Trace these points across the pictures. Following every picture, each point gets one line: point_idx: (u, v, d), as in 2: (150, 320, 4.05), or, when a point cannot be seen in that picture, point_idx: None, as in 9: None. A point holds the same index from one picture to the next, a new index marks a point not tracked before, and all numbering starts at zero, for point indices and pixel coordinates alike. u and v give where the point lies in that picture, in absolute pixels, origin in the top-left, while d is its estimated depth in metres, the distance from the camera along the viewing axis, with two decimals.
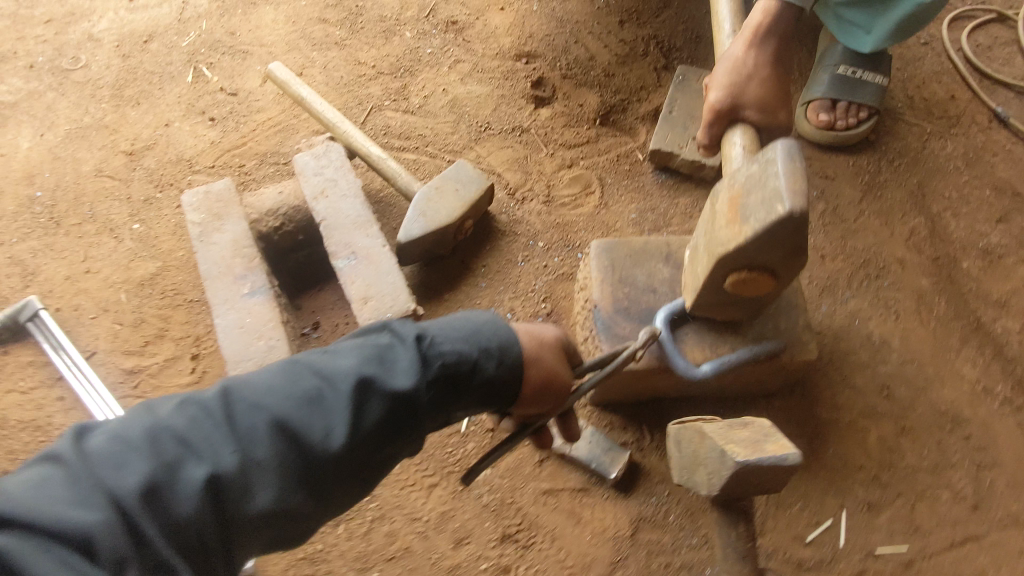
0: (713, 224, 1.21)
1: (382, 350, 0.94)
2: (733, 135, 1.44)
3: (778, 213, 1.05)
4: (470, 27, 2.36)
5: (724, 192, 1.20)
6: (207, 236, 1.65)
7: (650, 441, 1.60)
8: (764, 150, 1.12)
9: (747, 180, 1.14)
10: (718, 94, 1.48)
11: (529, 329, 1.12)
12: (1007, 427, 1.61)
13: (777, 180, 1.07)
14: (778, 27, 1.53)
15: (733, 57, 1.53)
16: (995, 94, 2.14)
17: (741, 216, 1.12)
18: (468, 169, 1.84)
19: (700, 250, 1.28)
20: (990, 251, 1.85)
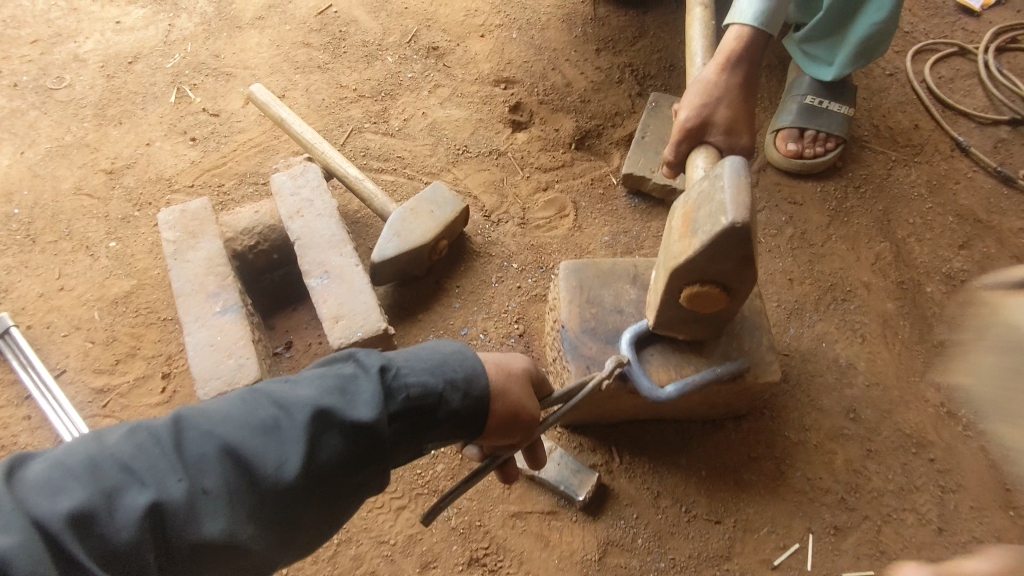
0: (669, 239, 1.24)
1: (345, 379, 0.92)
2: (698, 156, 1.46)
3: (722, 224, 1.07)
4: (450, 53, 2.41)
5: (680, 208, 1.24)
6: (181, 254, 1.66)
7: (619, 462, 1.61)
8: (715, 167, 1.16)
9: (699, 196, 1.17)
10: (687, 114, 1.51)
11: (497, 360, 1.12)
12: (970, 450, 1.64)
13: (723, 193, 1.10)
14: (751, 56, 1.58)
15: (705, 79, 1.56)
16: (957, 124, 2.20)
17: (692, 228, 1.16)
18: (444, 190, 1.87)
19: (660, 267, 1.31)
20: (953, 276, 1.89)
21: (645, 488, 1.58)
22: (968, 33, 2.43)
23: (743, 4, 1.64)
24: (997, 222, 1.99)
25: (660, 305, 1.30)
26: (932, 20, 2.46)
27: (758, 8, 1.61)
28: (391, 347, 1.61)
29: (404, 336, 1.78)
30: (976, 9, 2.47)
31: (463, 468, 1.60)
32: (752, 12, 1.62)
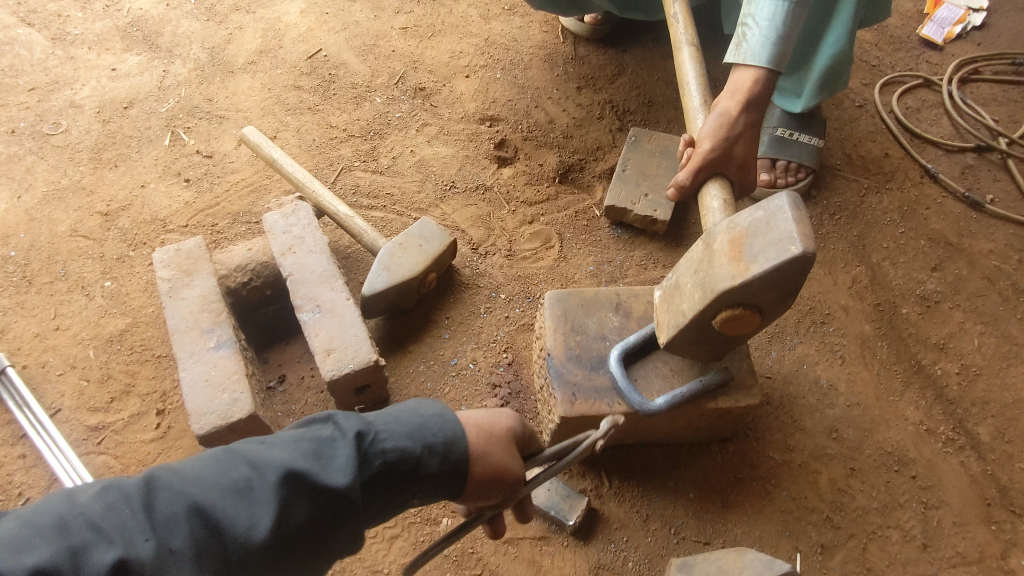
0: (708, 265, 1.28)
1: (321, 444, 0.94)
2: (712, 194, 1.57)
3: (791, 254, 1.15)
4: (437, 93, 2.50)
5: (720, 233, 1.28)
6: (176, 292, 1.70)
7: (608, 486, 1.63)
8: (768, 199, 1.22)
9: (751, 223, 1.23)
10: (710, 146, 1.57)
11: (480, 421, 1.08)
12: (951, 466, 1.68)
13: (788, 225, 1.17)
14: (764, 96, 1.65)
15: (726, 112, 1.60)
16: (926, 152, 2.30)
17: (745, 255, 1.21)
18: (431, 226, 1.92)
19: (690, 288, 1.33)
20: (927, 297, 1.96)
21: (634, 511, 1.60)
22: (932, 65, 2.55)
23: (751, 42, 1.66)
24: (967, 244, 2.07)
25: (687, 324, 1.33)
26: (897, 54, 2.58)
27: (763, 48, 1.64)
28: (383, 377, 1.65)
29: (394, 368, 1.82)
30: (938, 42, 2.59)
31: None
32: (764, 54, 1.63)
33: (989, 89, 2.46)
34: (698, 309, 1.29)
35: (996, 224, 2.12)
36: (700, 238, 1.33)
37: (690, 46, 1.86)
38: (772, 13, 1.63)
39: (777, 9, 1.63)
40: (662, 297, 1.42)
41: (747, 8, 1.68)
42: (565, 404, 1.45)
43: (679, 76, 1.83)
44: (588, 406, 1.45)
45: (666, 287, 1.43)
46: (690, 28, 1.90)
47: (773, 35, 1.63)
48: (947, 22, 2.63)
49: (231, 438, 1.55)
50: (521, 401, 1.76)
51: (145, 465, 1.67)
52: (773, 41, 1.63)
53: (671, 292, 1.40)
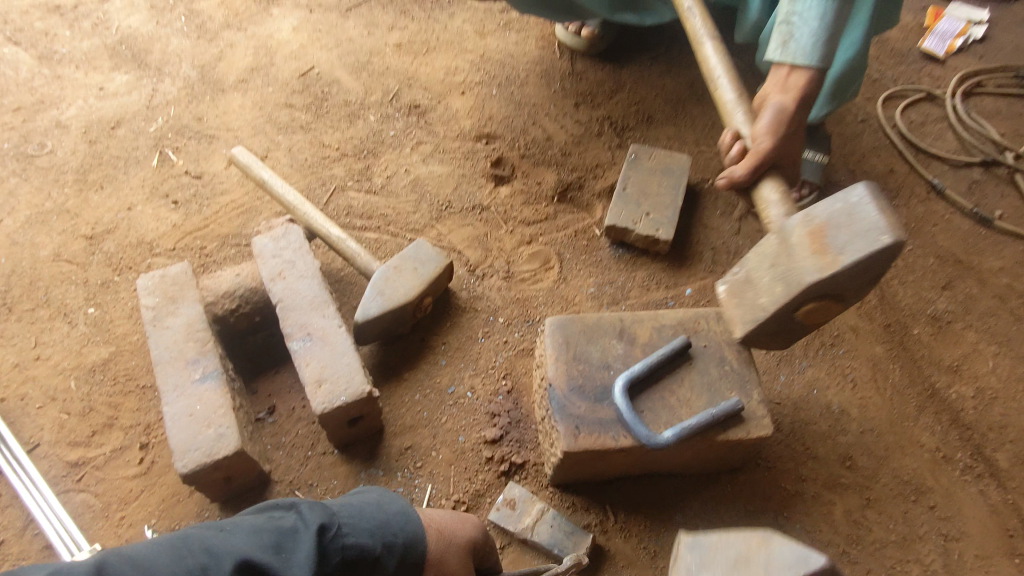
0: (786, 259, 1.22)
1: (283, 535, 0.88)
2: (769, 190, 1.49)
3: (882, 244, 1.11)
4: (431, 111, 2.45)
5: (796, 226, 1.22)
6: (160, 321, 1.63)
7: (614, 521, 1.56)
8: (845, 189, 1.17)
9: (830, 215, 1.17)
10: (769, 140, 1.51)
11: (439, 527, 1.12)
12: (970, 496, 1.61)
13: (872, 215, 1.13)
14: (814, 94, 1.62)
15: (784, 109, 1.55)
16: (931, 166, 2.25)
17: (831, 247, 1.16)
18: (427, 247, 1.86)
19: (764, 283, 1.27)
20: (939, 317, 1.90)
21: (641, 547, 1.53)
22: (934, 79, 2.51)
23: (800, 40, 1.59)
24: (978, 262, 2.01)
25: (767, 319, 1.27)
26: (899, 67, 2.54)
27: (813, 45, 1.58)
28: (377, 409, 1.58)
29: (389, 397, 1.74)
30: (940, 56, 2.55)
31: None
32: (812, 51, 1.57)
33: (993, 102, 2.42)
34: (780, 303, 1.24)
35: (1006, 240, 2.06)
36: (772, 233, 1.27)
37: (712, 41, 1.77)
38: (820, 11, 1.58)
39: (825, 5, 1.57)
40: (728, 293, 1.35)
41: (788, 10, 1.61)
42: (568, 438, 1.38)
43: (705, 69, 1.73)
44: (592, 440, 1.38)
45: (732, 282, 1.35)
46: (709, 21, 1.81)
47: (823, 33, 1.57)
48: (948, 35, 2.60)
49: (217, 475, 1.47)
50: (521, 430, 1.69)
51: (127, 503, 1.60)
52: (824, 37, 1.57)
53: (741, 288, 1.32)
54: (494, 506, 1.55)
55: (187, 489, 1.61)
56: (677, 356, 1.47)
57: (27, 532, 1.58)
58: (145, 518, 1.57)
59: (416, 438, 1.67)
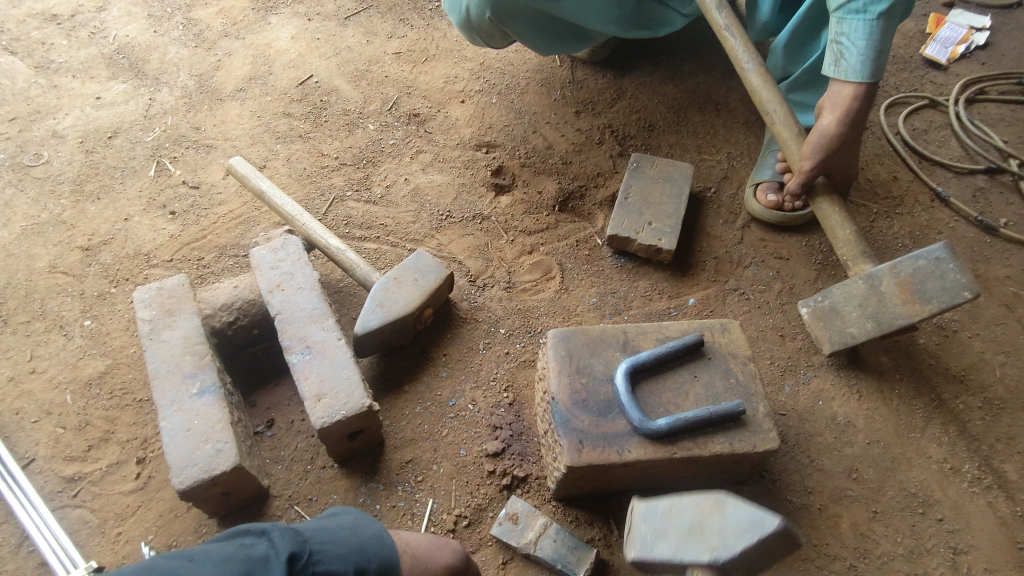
0: (878, 303, 1.60)
1: (253, 564, 0.90)
2: (823, 200, 1.77)
3: (962, 300, 1.53)
4: (431, 119, 2.43)
5: (885, 276, 1.60)
6: (157, 334, 1.61)
7: (618, 535, 1.53)
8: (929, 248, 1.56)
9: (917, 271, 1.57)
10: (810, 165, 1.71)
11: (416, 551, 1.18)
12: (979, 508, 1.58)
13: (954, 276, 1.54)
14: (865, 107, 1.68)
15: (827, 131, 1.67)
16: (935, 174, 2.23)
17: (919, 298, 1.56)
18: (427, 259, 1.84)
19: (853, 314, 1.64)
20: (945, 326, 1.88)
21: None
22: (937, 85, 2.50)
23: (850, 59, 1.64)
24: (983, 270, 2.00)
25: (854, 343, 1.64)
26: (901, 74, 2.54)
27: (864, 63, 1.64)
28: (377, 423, 1.56)
29: (389, 409, 1.72)
30: (942, 62, 2.55)
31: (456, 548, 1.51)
32: (862, 69, 1.64)
33: (997, 110, 2.41)
34: (869, 335, 1.62)
35: (1012, 248, 2.04)
36: (860, 277, 1.63)
37: (757, 68, 1.89)
38: (866, 31, 1.62)
39: (870, 25, 1.61)
40: (817, 318, 1.67)
41: (834, 31, 1.67)
42: (570, 453, 1.35)
43: (759, 104, 1.87)
44: (596, 455, 1.35)
45: (816, 308, 1.69)
46: (751, 47, 1.91)
47: (871, 51, 1.62)
48: (950, 41, 2.60)
49: (215, 490, 1.44)
50: (523, 443, 1.66)
51: (123, 519, 1.57)
52: (873, 55, 1.62)
53: (829, 314, 1.67)
54: (496, 520, 1.52)
55: (185, 505, 1.58)
56: (688, 352, 1.49)
57: (21, 550, 1.55)
58: (142, 535, 1.54)
59: (417, 451, 1.65)
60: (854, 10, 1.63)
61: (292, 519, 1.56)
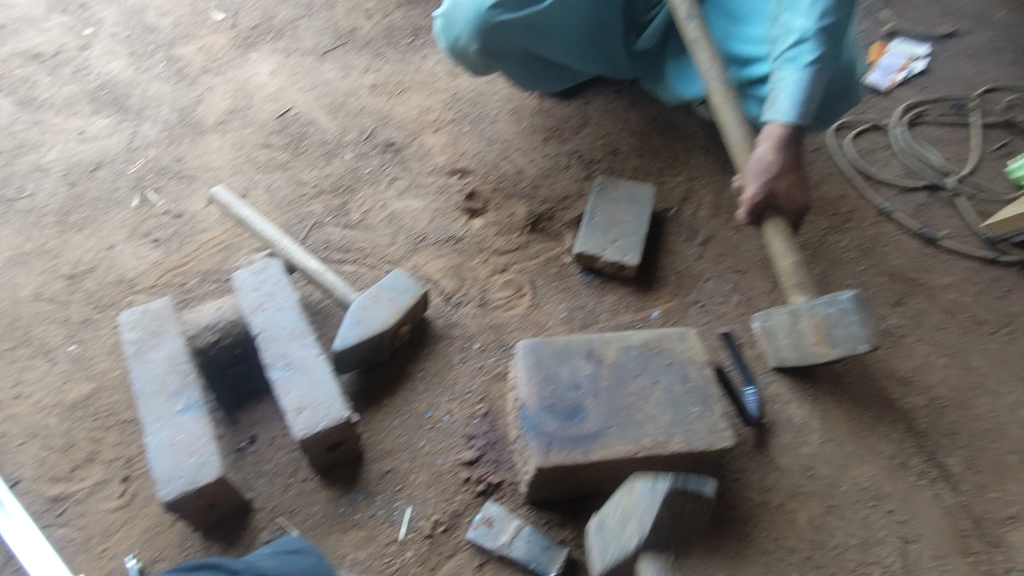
0: (798, 337, 1.74)
1: None
2: (771, 226, 1.85)
3: (862, 349, 1.63)
4: (406, 148, 2.55)
5: (802, 315, 1.72)
6: (143, 355, 1.67)
7: (588, 535, 1.61)
8: (837, 296, 1.64)
9: (827, 317, 1.67)
10: (755, 189, 1.81)
11: None
12: (926, 499, 1.69)
13: (857, 328, 1.63)
14: (795, 136, 1.85)
15: (764, 158, 1.81)
16: (880, 191, 2.39)
17: (830, 340, 1.68)
18: (404, 278, 1.93)
19: (781, 340, 1.79)
20: (892, 332, 2.00)
21: None
22: (880, 110, 2.67)
23: (779, 102, 1.85)
24: (926, 278, 2.13)
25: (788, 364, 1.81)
26: None
27: (792, 107, 1.84)
28: (356, 434, 1.63)
29: (369, 423, 1.79)
30: (884, 88, 2.73)
31: (434, 553, 1.58)
32: (790, 111, 1.84)
33: (936, 131, 2.58)
34: (794, 362, 1.79)
35: (952, 259, 2.19)
36: (785, 311, 1.75)
37: (722, 86, 1.98)
38: (798, 78, 1.83)
39: (803, 74, 1.82)
40: (761, 334, 1.84)
41: (774, 75, 1.88)
42: (540, 456, 1.42)
43: (720, 124, 1.98)
44: (563, 456, 1.42)
45: (762, 325, 1.84)
46: (716, 64, 1.99)
47: (800, 98, 1.83)
48: (892, 69, 2.79)
49: (199, 503, 1.50)
50: (498, 451, 1.74)
51: (108, 536, 1.61)
52: (801, 102, 1.83)
53: (767, 334, 1.83)
54: (472, 524, 1.60)
55: (169, 520, 1.63)
56: (648, 357, 1.58)
57: (7, 568, 1.58)
58: (127, 550, 1.58)
59: (395, 462, 1.72)
60: (790, 60, 1.84)
61: (275, 530, 1.61)
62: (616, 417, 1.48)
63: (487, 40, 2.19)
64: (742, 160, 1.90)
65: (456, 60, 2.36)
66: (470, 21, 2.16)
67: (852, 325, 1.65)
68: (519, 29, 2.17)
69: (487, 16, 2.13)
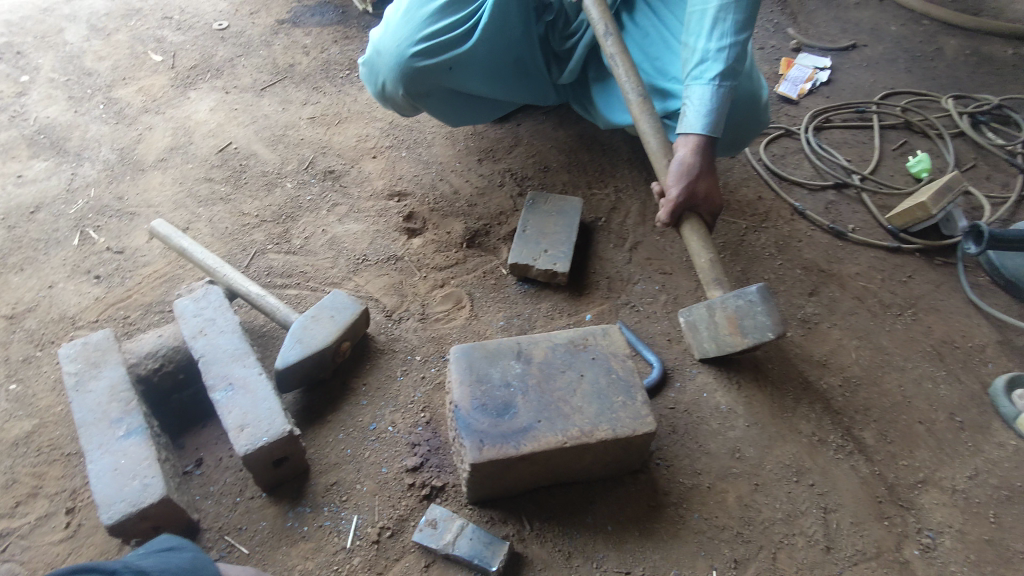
0: (715, 331, 1.86)
1: None
2: (689, 226, 1.95)
3: (769, 337, 1.75)
4: (346, 175, 2.63)
5: (717, 309, 1.85)
6: (83, 385, 1.70)
7: (530, 529, 1.67)
8: (745, 290, 1.78)
9: (738, 309, 1.80)
10: (677, 190, 1.90)
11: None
12: (843, 471, 1.80)
13: (763, 317, 1.75)
14: (711, 142, 1.98)
15: (685, 160, 1.91)
16: (793, 192, 2.56)
17: (741, 331, 1.80)
18: (343, 297, 2.00)
19: (701, 334, 1.91)
20: (808, 320, 2.14)
21: (556, 550, 1.64)
22: (790, 118, 2.87)
23: (689, 115, 1.97)
24: (837, 269, 2.29)
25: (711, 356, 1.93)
26: None
27: (703, 120, 1.95)
28: (300, 448, 1.67)
29: (314, 438, 1.84)
30: (794, 97, 2.93)
31: (381, 557, 1.62)
32: (701, 122, 1.95)
33: (841, 135, 2.78)
34: (714, 355, 1.91)
35: (860, 249, 2.35)
36: (702, 306, 1.88)
37: (639, 97, 2.07)
38: (707, 94, 1.95)
39: (711, 90, 1.94)
40: (686, 329, 1.96)
41: (686, 92, 1.99)
42: (473, 452, 1.49)
43: (639, 132, 2.06)
44: (496, 451, 1.49)
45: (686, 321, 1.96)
46: (634, 77, 2.09)
47: (710, 111, 1.94)
48: (799, 80, 2.99)
49: (144, 525, 1.53)
50: (441, 456, 1.80)
51: (52, 567, 1.61)
52: (711, 114, 1.94)
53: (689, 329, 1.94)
54: (417, 527, 1.65)
55: (115, 547, 1.64)
56: (573, 354, 1.68)
57: None
58: None
59: (341, 473, 1.76)
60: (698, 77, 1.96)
61: (222, 549, 1.63)
62: (545, 411, 1.57)
63: (410, 83, 2.34)
64: (660, 164, 1.99)
65: (385, 101, 2.51)
66: (393, 66, 2.31)
67: (759, 315, 1.78)
68: (440, 71, 2.32)
69: (408, 61, 2.28)
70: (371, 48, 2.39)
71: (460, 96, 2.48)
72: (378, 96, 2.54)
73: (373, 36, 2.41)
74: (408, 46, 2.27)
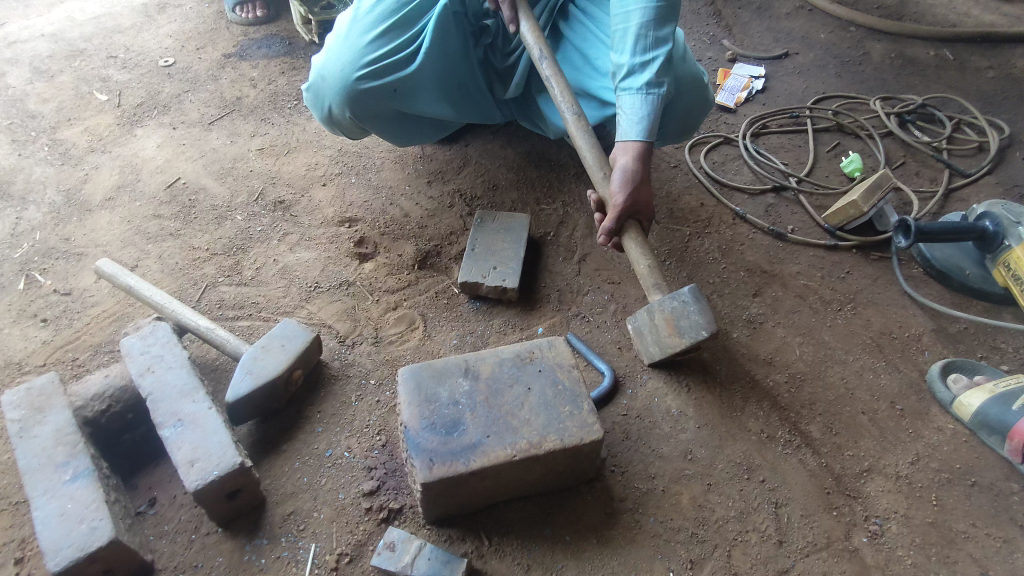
0: (655, 334, 1.91)
1: None
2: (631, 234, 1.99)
3: (703, 335, 1.81)
4: (296, 204, 2.64)
5: (654, 313, 1.89)
6: (28, 431, 1.68)
7: (489, 545, 1.68)
8: (678, 290, 1.84)
9: (673, 310, 1.85)
10: (623, 197, 1.93)
11: None
12: (792, 465, 1.85)
13: (697, 316, 1.82)
14: (648, 150, 2.03)
15: (629, 168, 1.95)
16: (734, 197, 2.64)
17: (679, 331, 1.85)
18: (294, 325, 2.01)
19: (644, 339, 1.95)
20: (752, 320, 2.20)
21: (515, 563, 1.65)
22: (729, 126, 2.97)
23: (624, 125, 2.02)
24: (779, 269, 2.36)
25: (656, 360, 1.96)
26: None
27: (638, 128, 2.01)
28: (253, 480, 1.67)
29: (269, 469, 1.83)
30: (731, 106, 3.03)
31: None
32: (636, 131, 2.00)
33: (777, 140, 2.88)
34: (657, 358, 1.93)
35: (800, 249, 2.44)
36: (642, 310, 1.92)
37: (574, 116, 2.13)
38: (639, 103, 2.00)
39: (642, 99, 2.00)
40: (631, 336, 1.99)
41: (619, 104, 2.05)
42: (423, 471, 1.50)
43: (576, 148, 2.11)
44: (446, 468, 1.51)
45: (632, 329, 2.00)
46: (569, 96, 2.15)
47: (642, 120, 2.00)
48: (736, 89, 3.10)
49: (94, 568, 1.50)
50: (397, 478, 1.81)
51: None
52: (644, 122, 2.00)
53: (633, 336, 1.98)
54: (375, 551, 1.64)
55: None
56: (520, 368, 1.71)
57: None
58: None
59: (298, 502, 1.76)
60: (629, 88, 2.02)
61: None
62: (493, 426, 1.59)
63: (356, 105, 2.38)
64: (598, 177, 2.05)
65: (333, 126, 2.55)
66: (339, 91, 2.34)
67: (693, 314, 1.84)
68: (387, 94, 2.36)
69: (354, 84, 2.31)
70: (315, 73, 2.41)
71: (406, 116, 2.53)
72: (325, 121, 2.56)
73: (315, 62, 2.42)
74: (353, 70, 2.30)
